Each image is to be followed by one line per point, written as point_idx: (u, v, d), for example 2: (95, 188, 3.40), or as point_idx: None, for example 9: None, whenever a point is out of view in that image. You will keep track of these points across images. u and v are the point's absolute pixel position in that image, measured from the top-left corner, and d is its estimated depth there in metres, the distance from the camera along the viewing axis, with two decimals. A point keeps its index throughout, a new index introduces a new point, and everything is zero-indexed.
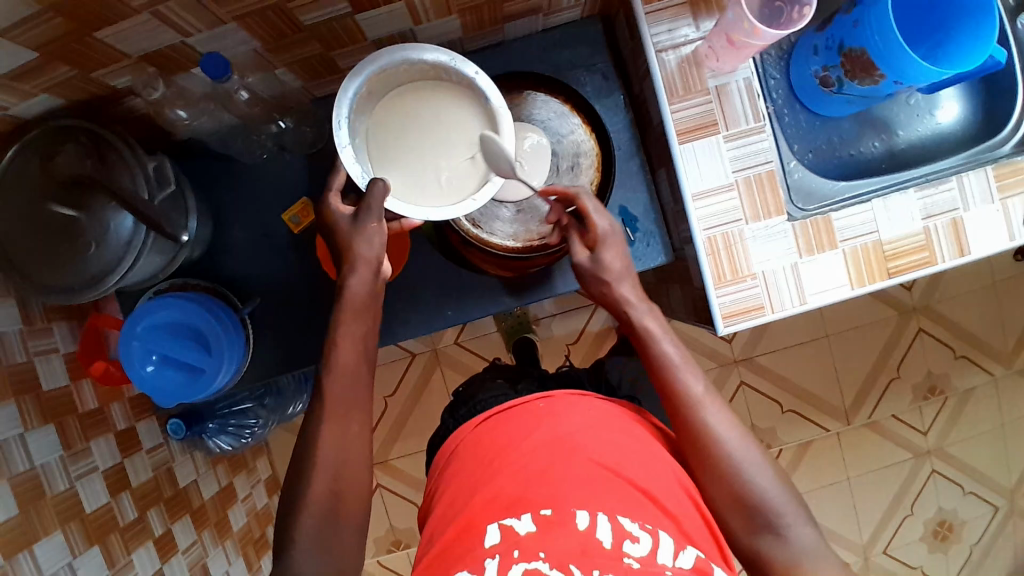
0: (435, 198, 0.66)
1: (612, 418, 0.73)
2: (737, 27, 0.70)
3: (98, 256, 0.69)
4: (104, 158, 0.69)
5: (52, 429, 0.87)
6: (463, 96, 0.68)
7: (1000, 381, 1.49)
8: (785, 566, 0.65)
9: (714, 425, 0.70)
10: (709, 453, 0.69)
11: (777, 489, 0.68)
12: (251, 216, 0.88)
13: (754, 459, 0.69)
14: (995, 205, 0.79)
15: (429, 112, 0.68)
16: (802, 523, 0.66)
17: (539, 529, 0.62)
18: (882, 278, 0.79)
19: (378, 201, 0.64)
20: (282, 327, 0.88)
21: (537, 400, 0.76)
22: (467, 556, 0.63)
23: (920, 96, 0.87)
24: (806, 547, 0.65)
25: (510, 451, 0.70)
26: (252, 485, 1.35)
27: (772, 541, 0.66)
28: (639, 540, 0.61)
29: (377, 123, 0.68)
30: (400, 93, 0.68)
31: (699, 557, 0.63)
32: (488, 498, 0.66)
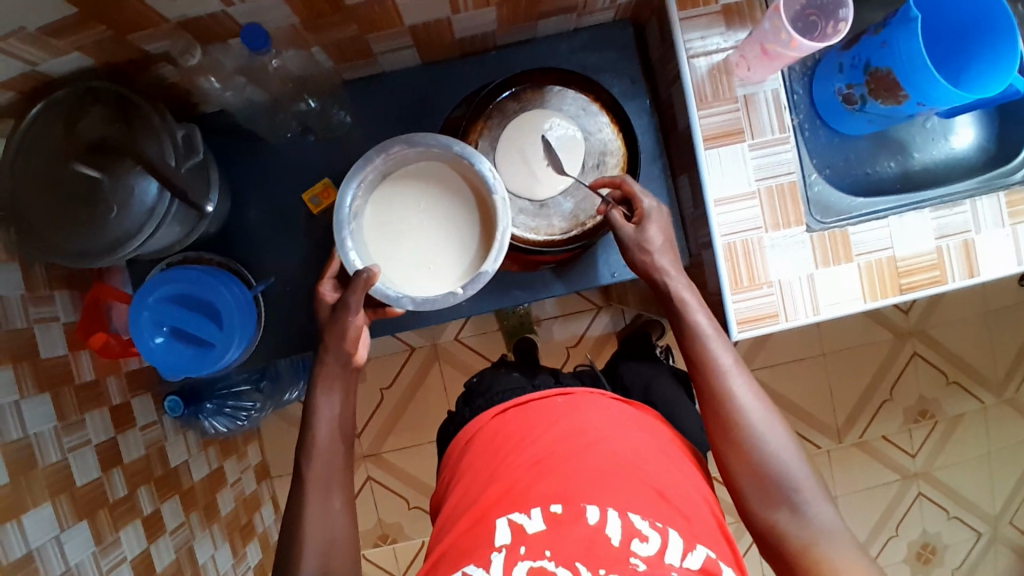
0: (426, 280, 0.73)
1: (630, 420, 0.74)
2: (771, 37, 0.70)
3: (118, 221, 0.68)
4: (131, 122, 0.69)
5: (48, 399, 0.86)
6: (466, 192, 0.75)
7: (989, 408, 1.51)
8: (802, 545, 0.63)
9: (737, 395, 0.69)
10: (727, 424, 0.69)
11: (799, 464, 0.66)
12: (267, 194, 0.87)
13: (773, 430, 0.68)
14: (1006, 229, 0.82)
15: (429, 203, 0.74)
16: (820, 501, 0.65)
17: (548, 526, 0.61)
18: (894, 294, 0.80)
19: (357, 293, 0.69)
20: (292, 309, 0.87)
21: (555, 395, 0.77)
22: (476, 549, 0.62)
23: (937, 121, 0.90)
24: (823, 526, 0.64)
25: (526, 443, 0.71)
26: (241, 471, 1.33)
27: (788, 516, 0.65)
28: (648, 539, 0.60)
29: (378, 204, 0.74)
30: (406, 176, 0.74)
31: (708, 557, 0.62)
32: (501, 488, 0.67)
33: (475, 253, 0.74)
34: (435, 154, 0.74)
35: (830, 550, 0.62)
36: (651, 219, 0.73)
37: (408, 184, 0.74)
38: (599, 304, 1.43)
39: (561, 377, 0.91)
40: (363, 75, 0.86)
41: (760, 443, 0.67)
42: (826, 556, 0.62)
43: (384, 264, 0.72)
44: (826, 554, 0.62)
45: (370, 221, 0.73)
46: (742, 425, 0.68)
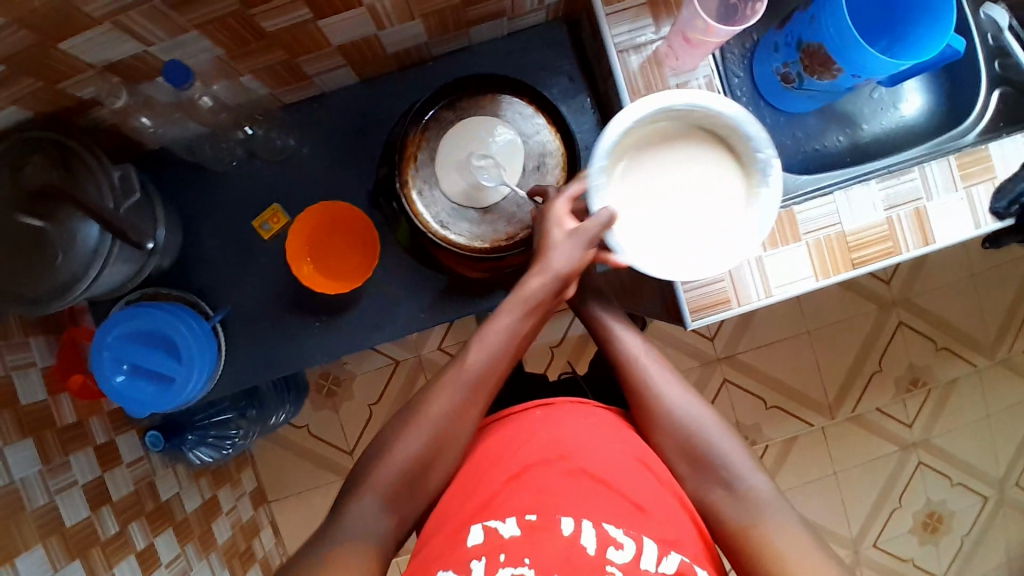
0: (636, 237, 0.72)
1: (607, 428, 0.72)
2: (691, 25, 0.71)
3: (64, 266, 0.69)
4: (70, 168, 0.70)
5: (31, 443, 0.87)
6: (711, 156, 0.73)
7: (983, 371, 1.50)
8: (749, 526, 0.65)
9: (652, 377, 0.77)
10: (649, 406, 0.75)
11: (722, 435, 0.72)
12: (221, 224, 0.87)
13: (691, 404, 0.74)
14: (959, 192, 0.81)
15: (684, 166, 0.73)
16: (755, 471, 0.69)
17: (524, 534, 0.61)
18: (846, 269, 0.79)
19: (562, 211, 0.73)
20: (254, 335, 0.87)
21: (535, 408, 0.74)
22: (453, 556, 0.62)
23: (884, 90, 0.90)
24: (762, 502, 0.66)
25: (503, 459, 0.69)
26: (237, 498, 1.34)
27: (726, 496, 0.68)
28: (623, 546, 0.61)
29: (688, 177, 0.73)
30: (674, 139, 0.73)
31: (682, 561, 0.62)
32: (477, 499, 0.66)
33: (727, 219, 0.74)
34: (683, 139, 0.73)
35: (778, 530, 0.64)
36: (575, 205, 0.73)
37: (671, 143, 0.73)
38: None
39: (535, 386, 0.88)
40: (302, 98, 0.86)
41: (686, 422, 0.73)
42: (769, 533, 0.64)
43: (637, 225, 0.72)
44: (778, 527, 0.64)
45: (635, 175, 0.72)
46: (659, 400, 0.74)
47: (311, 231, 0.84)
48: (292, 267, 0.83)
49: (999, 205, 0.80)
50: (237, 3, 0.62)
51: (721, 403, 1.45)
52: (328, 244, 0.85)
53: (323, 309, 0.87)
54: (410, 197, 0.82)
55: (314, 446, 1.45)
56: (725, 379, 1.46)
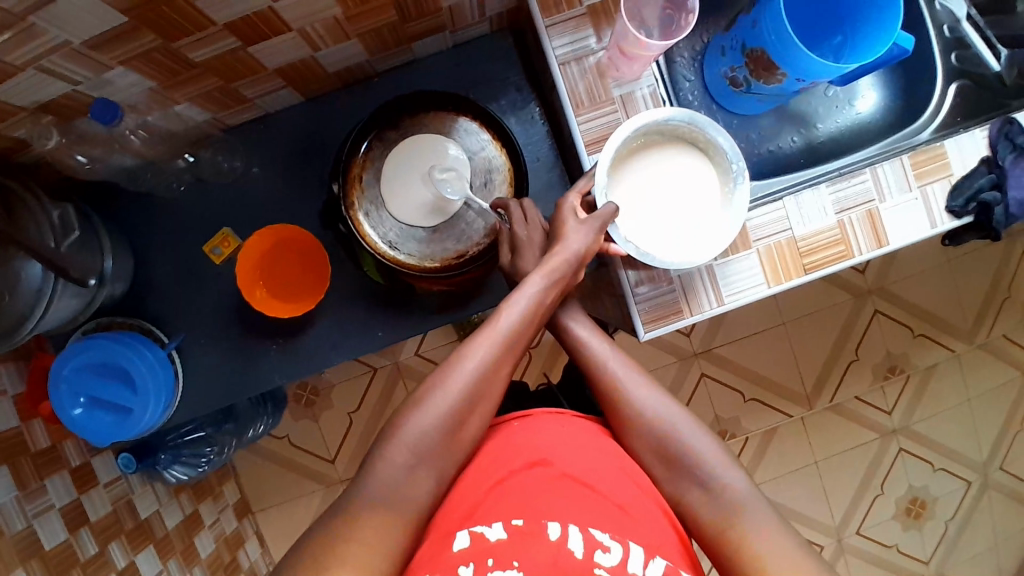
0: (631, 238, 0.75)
1: (588, 433, 0.70)
2: (624, 37, 0.71)
3: (9, 307, 0.69)
4: (11, 211, 0.69)
5: (5, 471, 0.88)
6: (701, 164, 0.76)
7: (962, 356, 1.49)
8: (720, 527, 0.63)
9: (623, 380, 0.73)
10: (621, 411, 0.72)
11: (698, 435, 0.69)
12: (173, 249, 0.86)
13: (664, 406, 0.71)
14: (913, 193, 0.80)
15: (676, 172, 0.76)
16: (730, 469, 0.66)
17: (512, 539, 0.58)
18: (798, 274, 0.79)
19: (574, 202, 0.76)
20: (212, 360, 0.87)
21: (514, 419, 0.72)
22: (436, 561, 0.58)
23: (839, 89, 0.89)
24: (737, 497, 0.64)
25: (483, 467, 0.67)
26: (219, 511, 1.35)
27: (700, 495, 0.66)
28: (610, 550, 0.59)
29: (670, 184, 0.75)
30: (665, 147, 0.76)
31: (668, 565, 0.60)
32: (458, 509, 0.63)
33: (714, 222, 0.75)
34: (676, 148, 0.76)
35: (752, 529, 0.62)
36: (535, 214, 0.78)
37: (663, 151, 0.76)
38: None
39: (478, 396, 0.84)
40: (248, 119, 0.85)
41: (655, 422, 0.70)
42: (746, 530, 0.62)
43: (631, 227, 0.75)
44: (748, 528, 0.62)
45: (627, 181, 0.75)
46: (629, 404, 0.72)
47: (259, 254, 0.83)
48: (244, 292, 0.82)
49: (955, 203, 0.79)
50: (160, 38, 0.61)
51: (699, 397, 1.46)
52: (280, 267, 0.86)
53: (280, 331, 0.87)
54: (357, 219, 0.83)
55: (296, 456, 1.47)
56: (703, 373, 1.45)
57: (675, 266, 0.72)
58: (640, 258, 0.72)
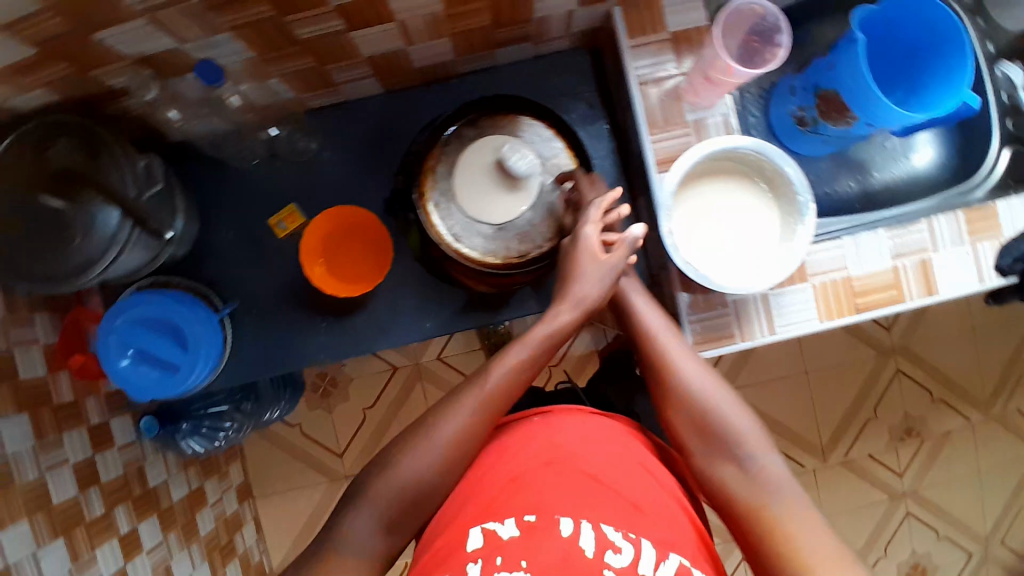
0: (691, 258, 0.74)
1: (610, 430, 0.73)
2: (711, 64, 0.73)
3: (80, 248, 0.70)
4: (96, 155, 0.72)
5: (26, 419, 0.88)
6: (760, 197, 0.76)
7: (977, 426, 1.50)
8: (754, 506, 0.65)
9: (672, 355, 0.73)
10: (668, 384, 0.72)
11: (740, 414, 0.70)
12: (237, 219, 0.89)
13: (711, 383, 0.72)
14: (965, 247, 0.82)
15: (737, 202, 0.76)
16: (768, 452, 0.67)
17: (523, 536, 0.61)
18: (850, 313, 0.81)
19: (621, 254, 0.77)
20: (257, 331, 0.89)
21: (533, 415, 0.74)
22: (450, 561, 0.62)
23: (896, 141, 0.92)
24: (772, 482, 0.66)
25: (505, 459, 0.69)
26: (223, 491, 1.34)
27: (737, 473, 0.67)
28: (621, 550, 0.61)
29: (729, 211, 0.76)
30: (726, 176, 0.76)
31: (680, 563, 0.63)
32: (476, 502, 0.66)
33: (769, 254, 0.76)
34: (738, 178, 0.77)
35: (784, 511, 0.63)
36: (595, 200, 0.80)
37: (724, 179, 0.76)
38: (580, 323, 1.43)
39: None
40: (328, 103, 0.88)
41: (699, 398, 0.71)
42: (778, 512, 0.64)
43: (690, 250, 0.75)
44: (781, 511, 0.63)
45: (688, 204, 0.75)
46: (676, 376, 0.72)
47: (325, 232, 0.86)
48: (303, 266, 0.84)
49: (1005, 261, 0.81)
50: (272, 10, 0.64)
51: None
52: (340, 246, 0.87)
53: (330, 310, 0.89)
54: (426, 209, 0.82)
55: (305, 446, 1.46)
56: None
57: (732, 291, 0.72)
58: (701, 280, 0.71)
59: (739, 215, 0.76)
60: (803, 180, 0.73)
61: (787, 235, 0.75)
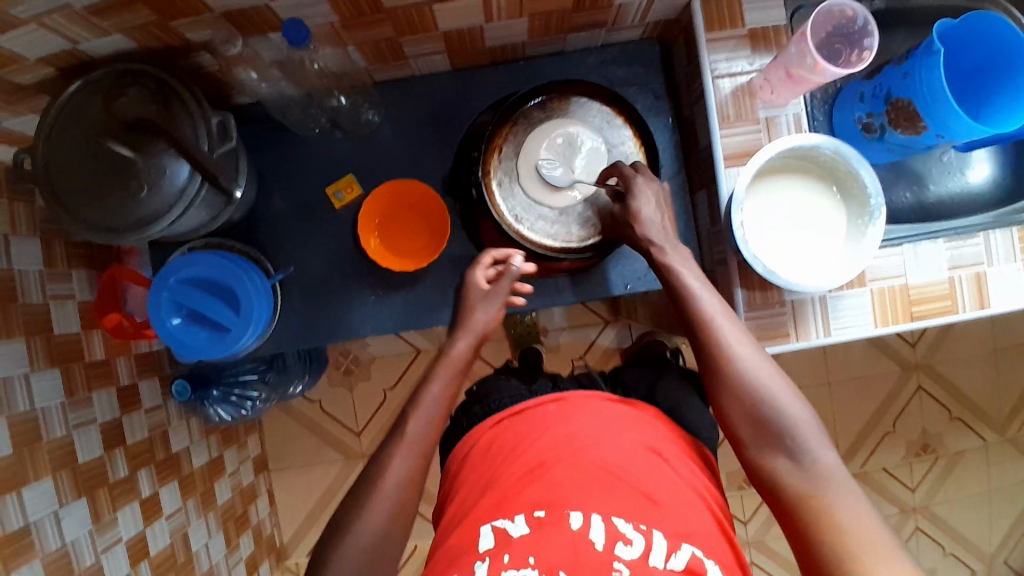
0: (758, 251, 0.75)
1: (627, 421, 0.70)
2: (797, 61, 0.72)
3: (147, 201, 0.70)
4: (168, 105, 0.70)
5: (57, 373, 0.87)
6: (830, 196, 0.77)
7: (991, 447, 1.51)
8: (806, 499, 0.60)
9: (728, 341, 0.68)
10: (722, 370, 0.68)
11: (796, 406, 0.65)
12: (293, 186, 0.88)
13: (768, 374, 0.67)
14: (1018, 264, 0.83)
15: (806, 199, 0.76)
16: (824, 447, 0.63)
17: (532, 533, 0.59)
18: (905, 321, 0.81)
19: (503, 288, 0.76)
20: (303, 300, 0.88)
21: (548, 402, 0.73)
22: (460, 560, 0.60)
23: (954, 155, 0.90)
24: (828, 474, 0.61)
25: (519, 452, 0.67)
26: (240, 462, 1.33)
27: (789, 466, 0.63)
28: (632, 542, 0.58)
29: (798, 207, 0.76)
30: (798, 172, 0.76)
31: (694, 554, 0.58)
32: (487, 500, 0.64)
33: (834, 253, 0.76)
34: (810, 175, 0.77)
35: (839, 506, 0.59)
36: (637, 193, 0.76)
37: (796, 175, 0.76)
38: (606, 318, 1.43)
39: (560, 381, 0.83)
40: (395, 77, 0.87)
41: (753, 387, 0.66)
42: (835, 503, 0.59)
43: (756, 243, 0.75)
44: (833, 508, 0.59)
45: (759, 198, 0.76)
46: (730, 362, 0.67)
47: (381, 211, 0.86)
48: (360, 239, 0.85)
49: None
50: None
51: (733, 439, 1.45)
52: (394, 221, 0.87)
53: (379, 283, 0.88)
54: (489, 186, 0.82)
55: (324, 422, 1.45)
56: None
57: (797, 288, 0.72)
58: (768, 275, 0.72)
59: (808, 212, 0.76)
60: (877, 182, 0.73)
61: (856, 235, 0.75)
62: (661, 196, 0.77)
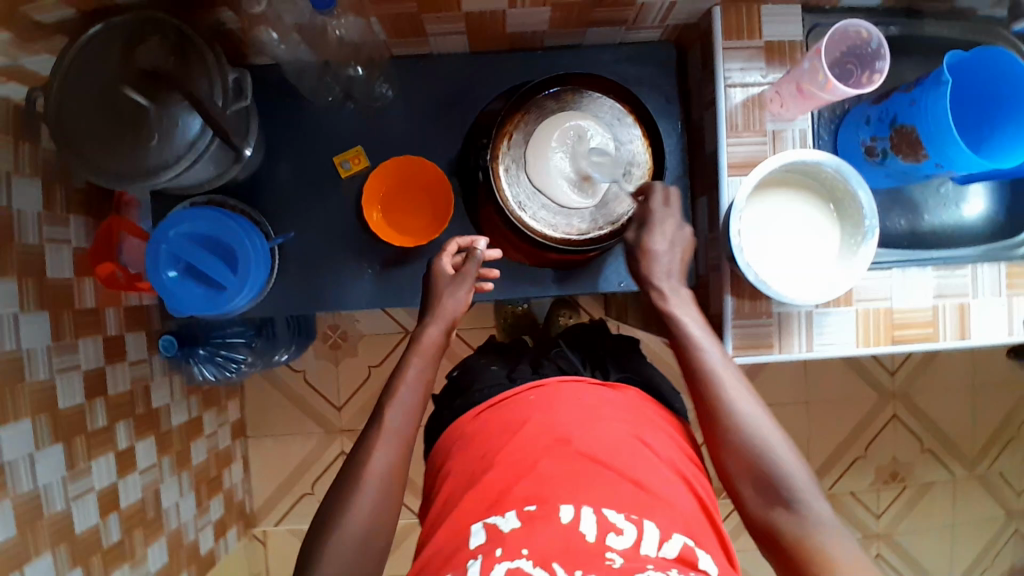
0: (752, 260, 0.76)
1: (617, 409, 0.71)
2: (809, 77, 0.73)
3: (157, 150, 0.70)
4: (186, 58, 0.70)
5: (47, 317, 0.86)
6: (825, 215, 0.78)
7: (959, 481, 1.54)
8: (801, 544, 0.60)
9: (729, 389, 0.68)
10: (721, 416, 0.68)
11: (793, 457, 0.65)
12: (300, 152, 0.89)
13: (766, 422, 0.67)
14: (1002, 298, 0.85)
15: (803, 215, 0.78)
16: (818, 498, 0.62)
17: (523, 527, 0.59)
18: (886, 343, 0.83)
19: (471, 272, 0.77)
20: (299, 266, 0.88)
21: (528, 392, 0.74)
22: (455, 558, 0.60)
23: (951, 187, 0.92)
24: (819, 519, 0.61)
25: (505, 444, 0.67)
26: (218, 425, 1.33)
27: (785, 515, 0.62)
28: (623, 532, 0.58)
29: (794, 223, 0.78)
30: (797, 189, 0.78)
31: (686, 543, 0.59)
32: (474, 495, 0.64)
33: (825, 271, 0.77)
34: (808, 193, 0.78)
35: (833, 552, 0.59)
36: (653, 227, 0.77)
37: (795, 192, 0.78)
38: (598, 316, 1.43)
39: (544, 366, 0.83)
40: (412, 53, 0.88)
41: (751, 436, 0.66)
42: (825, 543, 0.59)
43: (751, 252, 0.76)
44: (827, 554, 0.58)
45: (757, 209, 0.77)
46: (727, 409, 0.67)
47: (384, 188, 0.87)
48: (363, 212, 0.86)
49: None
50: None
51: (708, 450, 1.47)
52: (398, 199, 0.88)
53: (376, 257, 0.89)
54: (496, 171, 0.83)
55: (305, 394, 1.45)
56: None
57: (787, 300, 0.73)
58: (758, 285, 0.73)
59: (804, 228, 0.78)
60: (872, 204, 0.75)
61: (848, 255, 0.76)
62: (680, 234, 0.77)
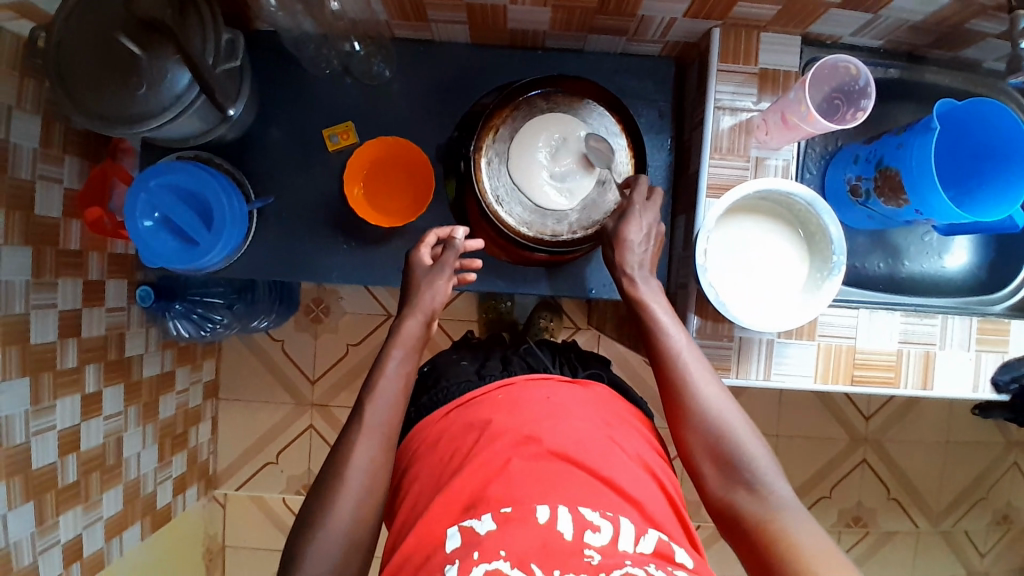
0: (716, 282, 0.76)
1: (585, 408, 0.70)
2: (793, 107, 0.74)
3: (143, 99, 0.71)
4: (184, 14, 0.71)
5: (30, 253, 0.88)
6: (795, 246, 0.79)
7: (922, 534, 1.52)
8: (761, 523, 0.60)
9: (694, 376, 0.69)
10: (686, 401, 0.68)
11: (754, 441, 0.65)
12: (293, 122, 0.90)
13: (730, 410, 0.67)
14: (970, 352, 0.84)
15: (771, 245, 0.78)
16: (778, 478, 0.63)
17: (498, 529, 0.56)
18: (844, 381, 0.83)
19: (450, 261, 0.78)
20: (278, 233, 0.89)
21: (496, 390, 0.72)
22: (428, 564, 0.57)
23: (936, 237, 0.92)
24: (782, 502, 0.61)
25: (474, 443, 0.66)
26: (191, 382, 1.34)
27: (746, 496, 0.63)
28: (600, 529, 0.57)
29: (763, 251, 0.78)
30: (768, 218, 0.79)
31: (660, 538, 0.59)
32: (444, 498, 0.61)
33: (789, 301, 0.77)
34: (779, 223, 0.79)
35: (791, 527, 0.59)
36: (629, 220, 0.77)
37: (765, 220, 0.79)
38: (579, 324, 1.43)
39: (511, 362, 0.82)
40: (414, 38, 0.89)
41: (714, 423, 0.66)
42: (788, 528, 0.59)
43: (716, 274, 0.77)
44: (784, 529, 0.59)
45: (726, 234, 0.78)
46: (692, 395, 0.68)
47: (367, 162, 0.87)
48: (344, 186, 0.87)
49: (1002, 377, 0.85)
50: None
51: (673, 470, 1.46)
52: (383, 177, 0.88)
53: (355, 235, 0.90)
54: (478, 162, 0.83)
55: (281, 363, 1.46)
56: None
57: (746, 326, 0.73)
58: (718, 306, 0.73)
59: (771, 257, 0.78)
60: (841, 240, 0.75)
61: (812, 288, 0.77)
62: (655, 227, 0.78)
